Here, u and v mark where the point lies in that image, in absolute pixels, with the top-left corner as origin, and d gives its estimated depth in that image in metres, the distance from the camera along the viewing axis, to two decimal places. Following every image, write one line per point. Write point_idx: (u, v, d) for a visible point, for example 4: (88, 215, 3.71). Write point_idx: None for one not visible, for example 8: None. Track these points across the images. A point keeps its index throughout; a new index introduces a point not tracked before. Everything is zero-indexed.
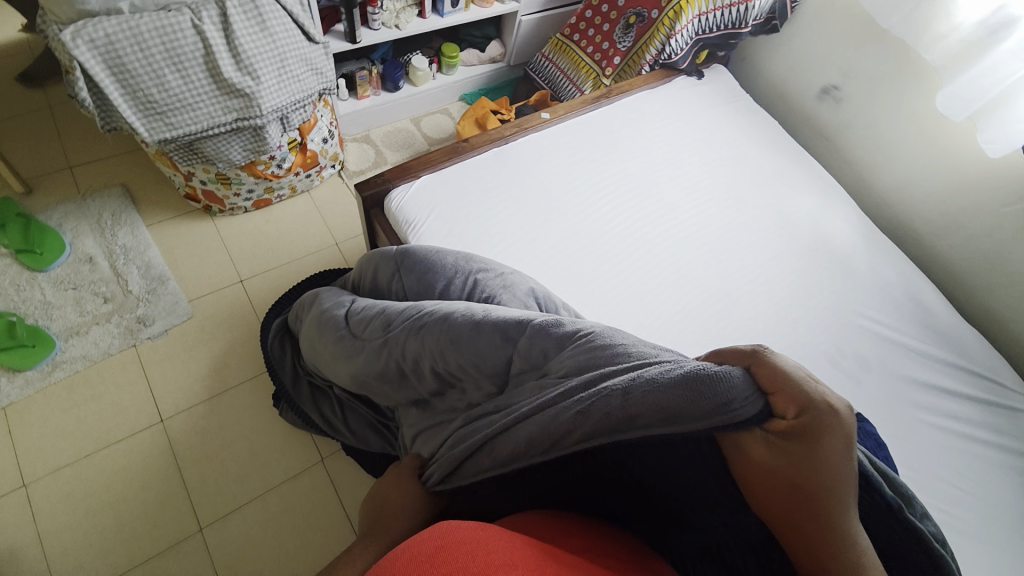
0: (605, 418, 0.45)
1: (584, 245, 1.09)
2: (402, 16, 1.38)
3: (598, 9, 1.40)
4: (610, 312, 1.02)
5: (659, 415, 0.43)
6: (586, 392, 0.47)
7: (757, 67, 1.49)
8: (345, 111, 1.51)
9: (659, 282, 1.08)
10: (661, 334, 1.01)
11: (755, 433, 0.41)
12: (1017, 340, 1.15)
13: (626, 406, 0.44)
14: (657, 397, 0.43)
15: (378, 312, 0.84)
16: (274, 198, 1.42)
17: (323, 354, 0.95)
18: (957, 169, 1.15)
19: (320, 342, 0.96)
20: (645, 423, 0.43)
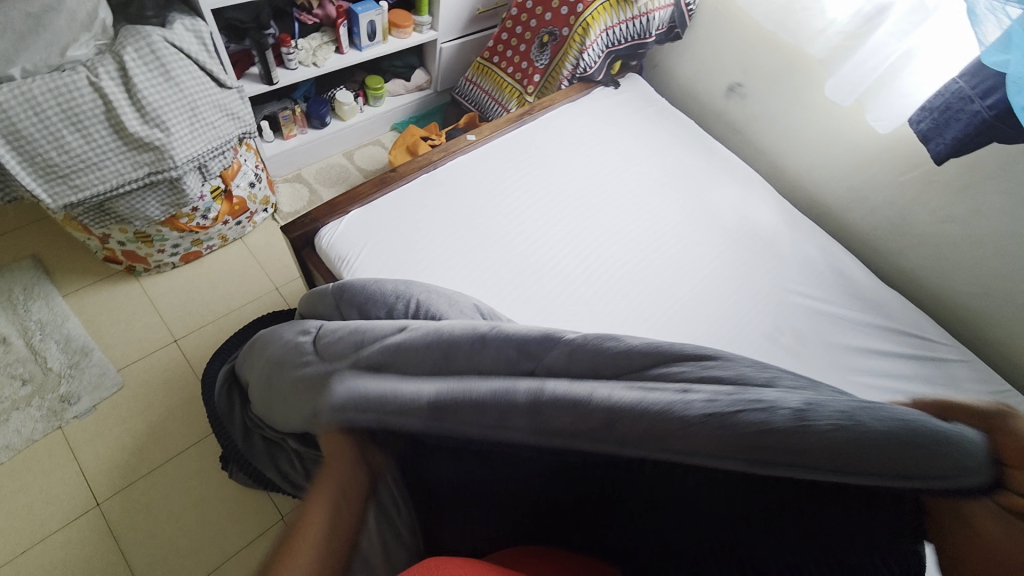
0: (751, 441, 0.32)
1: (523, 243, 1.13)
2: (318, 53, 1.37)
3: (512, 31, 1.45)
4: (553, 302, 1.05)
5: (836, 462, 0.32)
6: (728, 399, 0.34)
7: (668, 72, 1.58)
8: (271, 152, 1.47)
9: (598, 271, 1.13)
10: (604, 316, 1.06)
11: (980, 500, 0.31)
12: (932, 294, 1.25)
13: (796, 441, 0.32)
14: (846, 433, 0.32)
15: (347, 332, 0.72)
16: (204, 250, 1.35)
17: (276, 394, 0.86)
18: (855, 146, 1.25)
19: (274, 379, 0.86)
20: (822, 460, 0.32)
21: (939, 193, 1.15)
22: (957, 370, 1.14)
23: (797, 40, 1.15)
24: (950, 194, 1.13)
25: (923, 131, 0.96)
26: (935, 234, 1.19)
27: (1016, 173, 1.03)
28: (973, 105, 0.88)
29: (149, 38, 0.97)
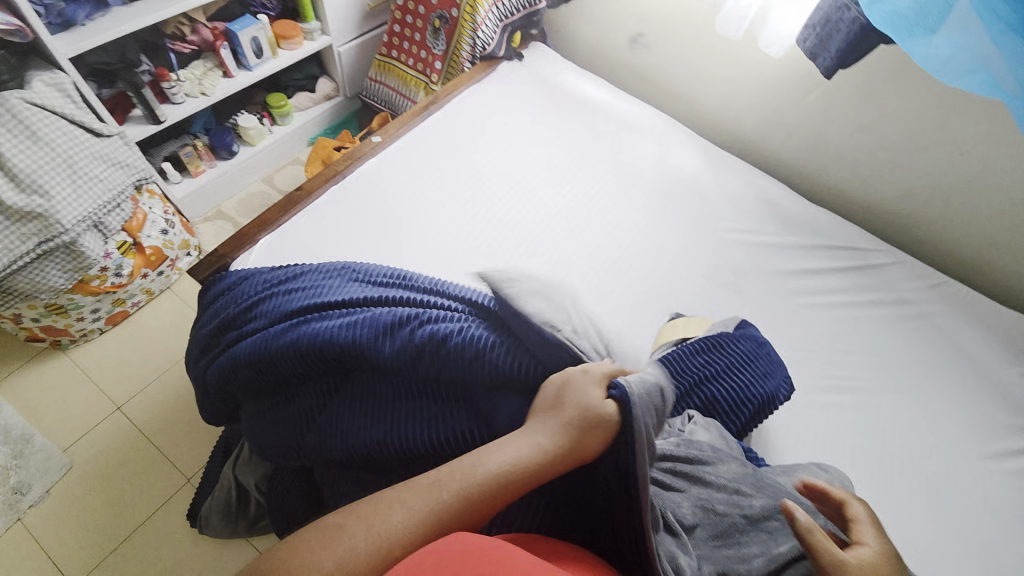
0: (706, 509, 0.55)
1: (430, 180, 1.19)
2: (205, 81, 1.30)
3: (403, 21, 1.41)
4: (451, 241, 1.10)
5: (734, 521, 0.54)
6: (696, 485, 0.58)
7: (571, 35, 1.55)
8: (180, 194, 1.39)
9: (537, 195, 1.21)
10: (516, 243, 1.12)
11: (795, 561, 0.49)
12: (860, 205, 1.29)
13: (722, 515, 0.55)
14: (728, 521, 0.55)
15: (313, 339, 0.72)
16: (130, 308, 1.29)
17: (247, 378, 0.79)
18: (759, 74, 1.26)
19: (240, 366, 0.78)
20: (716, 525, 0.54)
21: (844, 105, 1.17)
22: (892, 273, 1.17)
23: None
24: (856, 105, 1.15)
25: (810, 49, 0.97)
26: (851, 146, 1.21)
27: (910, 71, 1.05)
28: (851, 12, 0.88)
29: (9, 104, 0.91)
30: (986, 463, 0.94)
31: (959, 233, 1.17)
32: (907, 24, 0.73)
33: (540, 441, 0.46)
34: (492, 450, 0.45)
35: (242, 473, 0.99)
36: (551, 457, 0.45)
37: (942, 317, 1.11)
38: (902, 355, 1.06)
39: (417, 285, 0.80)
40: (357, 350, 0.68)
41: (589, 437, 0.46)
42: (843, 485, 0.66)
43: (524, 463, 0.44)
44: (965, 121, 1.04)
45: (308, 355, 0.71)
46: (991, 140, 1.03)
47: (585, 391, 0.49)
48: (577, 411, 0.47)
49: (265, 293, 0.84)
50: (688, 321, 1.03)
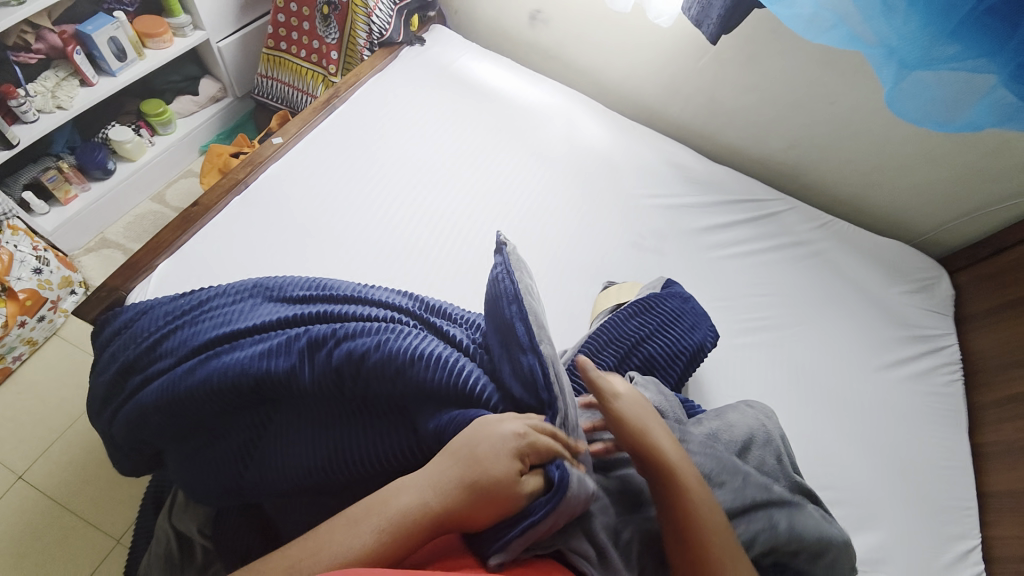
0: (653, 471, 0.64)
1: (344, 179, 1.13)
2: (60, 93, 1.14)
3: (287, 10, 1.30)
4: (375, 240, 1.06)
5: None
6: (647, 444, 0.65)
7: (469, 16, 1.53)
8: (51, 226, 1.22)
9: (458, 183, 1.20)
10: (444, 234, 1.11)
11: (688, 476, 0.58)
12: (756, 160, 1.40)
13: None
14: None
15: (231, 375, 0.67)
16: (12, 363, 1.12)
17: (161, 424, 0.72)
18: (653, 44, 1.31)
19: (152, 412, 0.72)
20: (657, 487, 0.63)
21: (730, 69, 1.26)
22: (788, 219, 1.30)
23: None
24: (740, 67, 1.24)
25: (694, 17, 1.02)
26: (741, 106, 1.31)
27: (782, 33, 1.15)
28: None
29: None
30: (878, 373, 1.09)
31: (837, 176, 1.31)
32: None
33: (426, 500, 0.51)
34: (381, 512, 0.51)
35: (180, 521, 0.90)
36: (434, 520, 0.51)
37: (832, 252, 1.26)
38: (804, 291, 1.19)
39: (336, 294, 0.77)
40: (278, 380, 0.66)
41: (483, 506, 0.51)
42: (774, 420, 0.73)
43: (405, 521, 0.50)
44: (830, 75, 1.16)
45: (227, 390, 0.68)
46: (853, 90, 1.16)
47: (503, 459, 0.51)
48: (482, 478, 0.51)
49: (167, 326, 0.77)
50: (619, 288, 1.08)
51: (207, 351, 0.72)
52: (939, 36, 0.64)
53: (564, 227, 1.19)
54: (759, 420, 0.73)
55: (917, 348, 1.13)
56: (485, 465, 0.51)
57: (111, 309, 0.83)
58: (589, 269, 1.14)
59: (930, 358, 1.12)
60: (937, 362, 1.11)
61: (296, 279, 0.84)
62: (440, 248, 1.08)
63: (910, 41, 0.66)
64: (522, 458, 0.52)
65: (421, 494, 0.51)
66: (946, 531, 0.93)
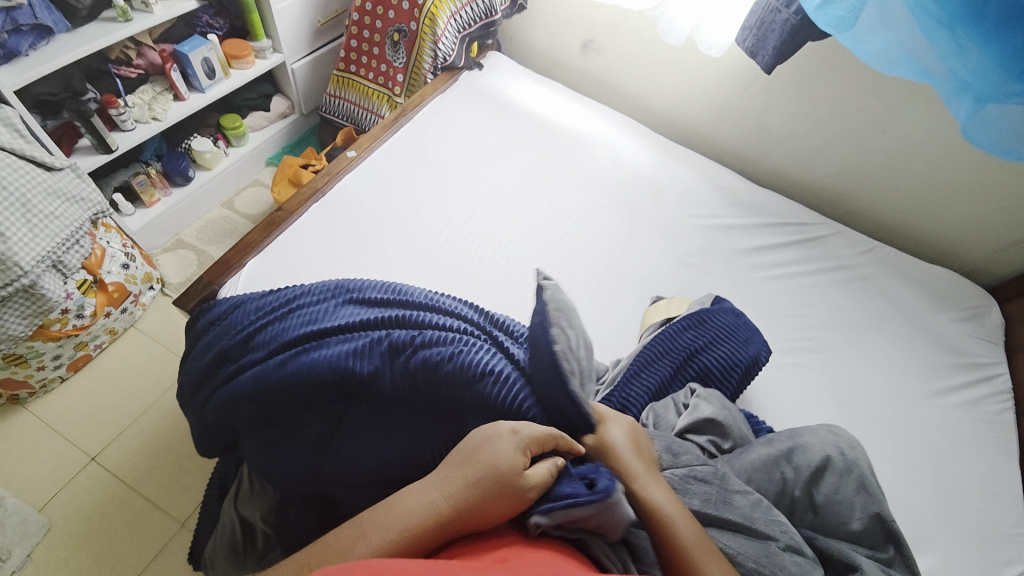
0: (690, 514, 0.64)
1: (408, 192, 1.21)
2: (156, 105, 1.24)
3: (361, 36, 1.41)
4: (437, 249, 1.13)
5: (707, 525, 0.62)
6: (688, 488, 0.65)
7: (523, 43, 1.63)
8: (136, 226, 1.32)
9: (513, 198, 1.27)
10: (500, 246, 1.17)
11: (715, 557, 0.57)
12: (801, 185, 1.43)
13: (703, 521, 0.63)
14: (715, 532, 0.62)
15: (315, 373, 0.72)
16: (93, 350, 1.20)
17: (250, 412, 0.78)
18: (702, 72, 1.37)
19: (242, 400, 0.78)
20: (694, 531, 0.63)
21: (777, 97, 1.31)
22: (834, 242, 1.32)
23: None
24: (788, 95, 1.29)
25: (749, 47, 1.08)
26: (787, 132, 1.35)
27: (832, 64, 1.19)
28: (783, 14, 0.99)
29: None
30: (931, 398, 1.08)
31: (882, 202, 1.33)
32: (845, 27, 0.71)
33: (434, 499, 0.50)
34: (394, 512, 0.50)
35: (245, 508, 0.94)
36: (445, 518, 0.50)
37: (878, 276, 1.27)
38: (852, 313, 1.20)
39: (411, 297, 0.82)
40: (359, 380, 0.70)
41: (495, 502, 0.50)
42: (863, 451, 0.67)
43: (416, 520, 0.49)
44: (880, 104, 1.19)
45: (312, 385, 0.72)
46: (903, 119, 1.19)
47: (509, 453, 0.52)
48: (489, 476, 0.50)
49: (259, 320, 0.84)
50: (668, 302, 1.11)
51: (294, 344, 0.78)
52: (1010, 75, 0.60)
53: (613, 242, 1.24)
54: (838, 445, 0.68)
55: (971, 375, 1.12)
56: (491, 463, 0.51)
57: (206, 302, 0.92)
58: (638, 283, 1.18)
59: (985, 387, 1.11)
60: (991, 390, 1.10)
61: (373, 283, 0.89)
62: (497, 258, 1.15)
63: (982, 78, 0.63)
64: (527, 453, 0.53)
65: (433, 491, 0.51)
66: (1010, 564, 0.91)
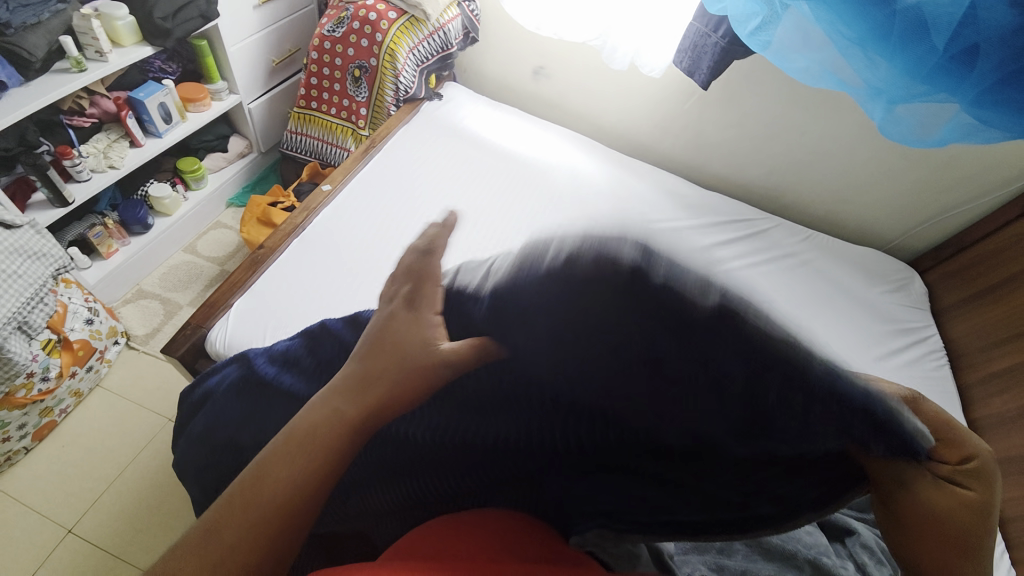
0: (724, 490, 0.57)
1: (388, 221, 1.24)
2: (112, 153, 1.21)
3: (321, 74, 1.44)
4: None
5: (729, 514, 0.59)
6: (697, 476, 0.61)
7: (477, 73, 1.71)
8: (93, 280, 1.26)
9: (488, 220, 1.33)
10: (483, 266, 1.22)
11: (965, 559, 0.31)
12: (742, 185, 1.58)
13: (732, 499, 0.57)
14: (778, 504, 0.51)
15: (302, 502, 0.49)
16: (58, 416, 1.13)
17: None
18: (647, 89, 1.50)
19: None
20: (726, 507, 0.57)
21: (713, 109, 1.46)
22: (776, 234, 1.47)
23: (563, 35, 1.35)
24: (722, 107, 1.44)
25: (687, 67, 1.20)
26: (726, 138, 1.50)
27: (757, 78, 1.35)
28: (712, 38, 1.12)
29: None
30: (878, 363, 1.22)
31: (812, 194, 1.50)
32: (778, 49, 0.81)
33: (344, 405, 0.34)
34: (292, 445, 0.34)
35: None
36: (351, 429, 0.34)
37: (819, 260, 1.42)
38: (803, 295, 1.34)
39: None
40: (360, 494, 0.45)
41: (403, 385, 0.34)
42: None
43: (313, 434, 0.34)
44: (801, 110, 1.36)
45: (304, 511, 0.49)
46: (822, 122, 1.35)
47: (410, 323, 0.36)
48: (390, 353, 0.35)
49: (229, 404, 0.62)
50: None
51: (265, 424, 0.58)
52: (915, 79, 0.69)
53: None
54: None
55: (905, 339, 1.27)
56: (390, 335, 0.35)
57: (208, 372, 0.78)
58: None
59: (920, 348, 1.26)
60: (924, 350, 1.26)
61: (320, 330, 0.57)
62: None
63: (893, 84, 0.72)
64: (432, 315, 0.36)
65: (326, 402, 0.35)
66: None
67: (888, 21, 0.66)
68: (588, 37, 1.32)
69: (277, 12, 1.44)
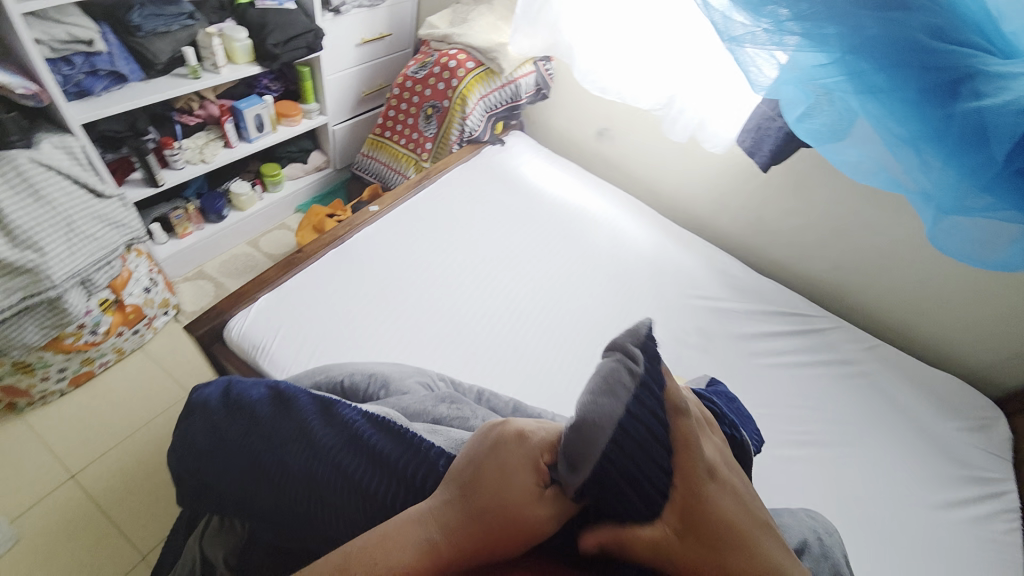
0: None
1: (422, 249, 1.28)
2: (206, 150, 1.38)
3: (398, 108, 1.57)
4: (443, 306, 1.18)
5: None
6: None
7: (544, 125, 1.78)
8: (165, 254, 1.41)
9: (522, 265, 1.33)
10: (503, 309, 1.22)
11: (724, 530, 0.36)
12: (803, 276, 1.47)
13: None
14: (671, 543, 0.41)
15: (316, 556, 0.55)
16: (98, 368, 1.24)
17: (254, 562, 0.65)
18: (708, 163, 1.46)
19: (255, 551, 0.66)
20: None
21: (777, 193, 1.39)
22: (834, 336, 1.32)
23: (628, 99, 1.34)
24: (788, 193, 1.37)
25: (747, 147, 1.16)
26: (788, 226, 1.42)
27: (827, 169, 1.28)
28: (777, 123, 1.08)
29: (14, 162, 0.92)
30: (935, 510, 1.02)
31: (882, 299, 1.35)
32: (826, 136, 0.74)
33: (431, 535, 0.37)
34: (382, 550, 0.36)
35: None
36: (444, 565, 0.36)
37: (881, 374, 1.26)
38: (852, 409, 1.18)
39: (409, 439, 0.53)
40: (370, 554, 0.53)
41: (501, 536, 0.36)
42: (838, 538, 0.57)
43: (397, 549, 0.36)
44: (873, 208, 1.25)
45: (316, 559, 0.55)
46: (896, 225, 1.24)
47: (523, 467, 0.39)
48: (495, 498, 0.37)
49: (219, 437, 0.59)
50: None
51: (256, 480, 0.56)
52: (974, 188, 0.61)
53: (612, 314, 1.28)
54: (814, 531, 0.57)
55: (976, 490, 1.07)
56: (502, 472, 0.38)
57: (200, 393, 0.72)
58: None
59: (994, 503, 1.05)
60: (1000, 508, 1.04)
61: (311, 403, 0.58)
62: (499, 320, 1.19)
63: (945, 190, 0.64)
64: (540, 463, 0.39)
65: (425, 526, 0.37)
66: None
67: (946, 121, 0.60)
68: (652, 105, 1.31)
69: (375, 51, 1.61)
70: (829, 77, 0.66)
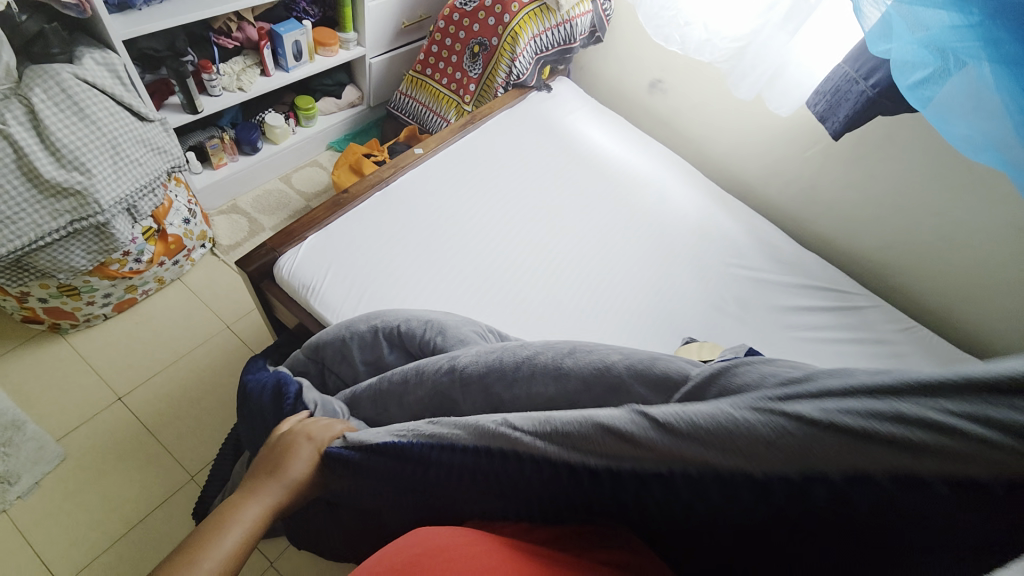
0: None
1: (462, 198, 1.24)
2: (243, 78, 1.32)
3: (442, 43, 1.47)
4: (488, 261, 1.15)
5: None
6: None
7: (594, 73, 1.68)
8: (200, 185, 1.38)
9: (566, 222, 1.30)
10: (545, 265, 1.20)
11: None
12: (849, 252, 1.43)
13: None
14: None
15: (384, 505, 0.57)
16: (139, 296, 1.25)
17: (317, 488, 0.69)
18: (767, 126, 1.39)
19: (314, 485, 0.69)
20: None
21: (836, 164, 1.33)
22: (873, 314, 1.30)
23: (692, 49, 1.26)
24: (848, 164, 1.31)
25: (820, 112, 1.08)
26: (843, 199, 1.36)
27: (896, 140, 1.20)
28: (859, 86, 0.99)
29: (57, 75, 0.89)
30: None
31: (928, 281, 1.31)
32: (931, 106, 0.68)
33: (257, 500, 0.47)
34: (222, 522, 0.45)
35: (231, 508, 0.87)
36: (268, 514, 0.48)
37: (915, 357, 1.23)
38: None
39: (561, 462, 0.34)
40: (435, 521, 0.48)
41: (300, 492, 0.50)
42: None
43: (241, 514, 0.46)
44: (940, 187, 1.19)
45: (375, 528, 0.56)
46: (961, 206, 1.18)
47: (306, 456, 0.51)
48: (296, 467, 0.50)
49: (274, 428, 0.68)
50: (700, 346, 1.08)
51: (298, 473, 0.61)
52: None
53: (652, 279, 1.26)
54: None
55: None
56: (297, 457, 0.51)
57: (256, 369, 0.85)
58: (671, 324, 1.18)
59: None
60: None
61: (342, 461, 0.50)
62: (541, 277, 1.17)
63: None
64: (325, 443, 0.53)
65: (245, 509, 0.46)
66: None
67: None
68: (715, 60, 1.24)
69: None
70: (960, 42, 0.60)
